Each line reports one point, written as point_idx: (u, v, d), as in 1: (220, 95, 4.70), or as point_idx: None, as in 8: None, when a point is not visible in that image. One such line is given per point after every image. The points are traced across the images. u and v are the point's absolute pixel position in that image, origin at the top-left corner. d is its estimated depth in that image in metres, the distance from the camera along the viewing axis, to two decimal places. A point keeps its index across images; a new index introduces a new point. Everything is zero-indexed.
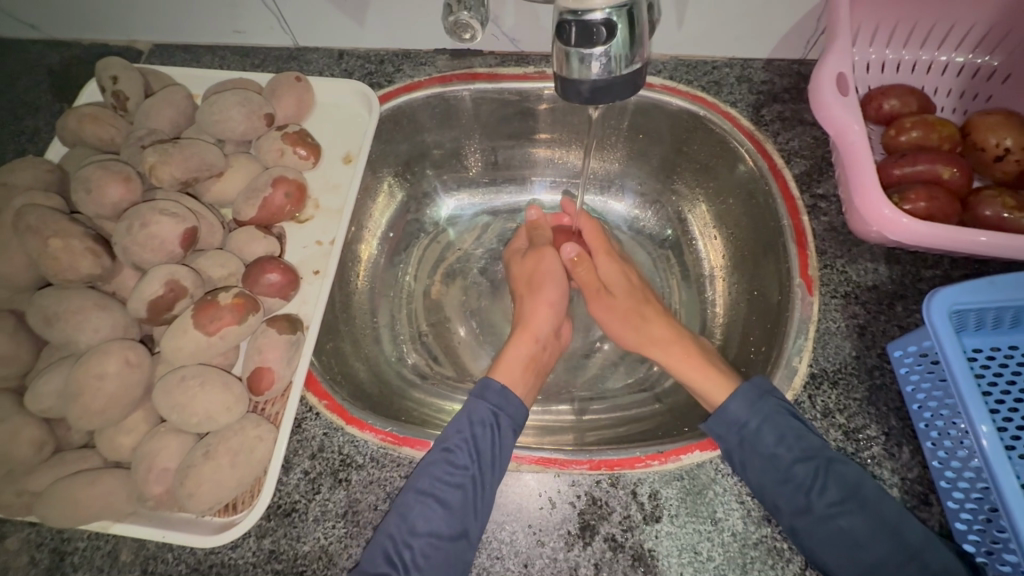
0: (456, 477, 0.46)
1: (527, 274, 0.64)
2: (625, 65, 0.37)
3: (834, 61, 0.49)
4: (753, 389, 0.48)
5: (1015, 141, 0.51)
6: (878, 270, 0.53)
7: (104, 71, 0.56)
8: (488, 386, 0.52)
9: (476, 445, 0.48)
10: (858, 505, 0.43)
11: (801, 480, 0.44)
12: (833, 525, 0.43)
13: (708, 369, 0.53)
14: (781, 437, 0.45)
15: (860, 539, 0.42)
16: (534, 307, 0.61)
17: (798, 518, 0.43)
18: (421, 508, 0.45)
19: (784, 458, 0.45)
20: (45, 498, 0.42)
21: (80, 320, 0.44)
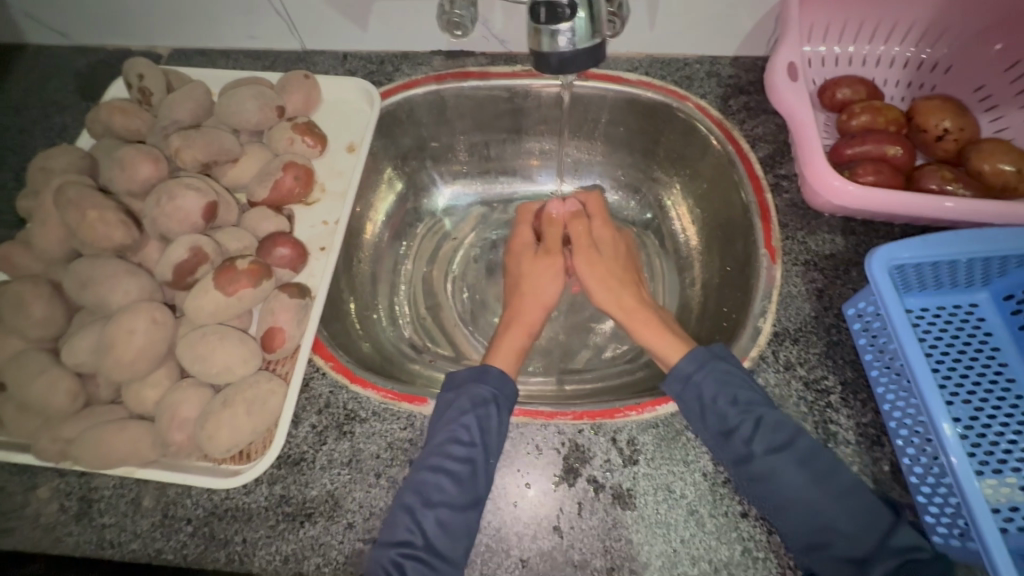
0: (464, 452, 0.48)
1: (523, 271, 0.67)
2: (588, 41, 0.42)
3: (785, 53, 0.56)
4: (694, 359, 0.52)
5: (952, 122, 0.57)
6: (835, 240, 0.58)
7: (131, 69, 0.62)
8: (487, 371, 0.54)
9: (480, 425, 0.50)
10: (792, 448, 0.47)
11: (740, 432, 0.48)
12: (770, 472, 0.46)
13: (670, 341, 0.58)
14: (723, 392, 0.49)
15: (796, 484, 0.45)
16: (531, 299, 0.65)
17: (742, 465, 0.47)
18: (430, 482, 0.47)
19: (729, 415, 0.48)
20: (78, 443, 0.47)
21: (112, 283, 0.49)
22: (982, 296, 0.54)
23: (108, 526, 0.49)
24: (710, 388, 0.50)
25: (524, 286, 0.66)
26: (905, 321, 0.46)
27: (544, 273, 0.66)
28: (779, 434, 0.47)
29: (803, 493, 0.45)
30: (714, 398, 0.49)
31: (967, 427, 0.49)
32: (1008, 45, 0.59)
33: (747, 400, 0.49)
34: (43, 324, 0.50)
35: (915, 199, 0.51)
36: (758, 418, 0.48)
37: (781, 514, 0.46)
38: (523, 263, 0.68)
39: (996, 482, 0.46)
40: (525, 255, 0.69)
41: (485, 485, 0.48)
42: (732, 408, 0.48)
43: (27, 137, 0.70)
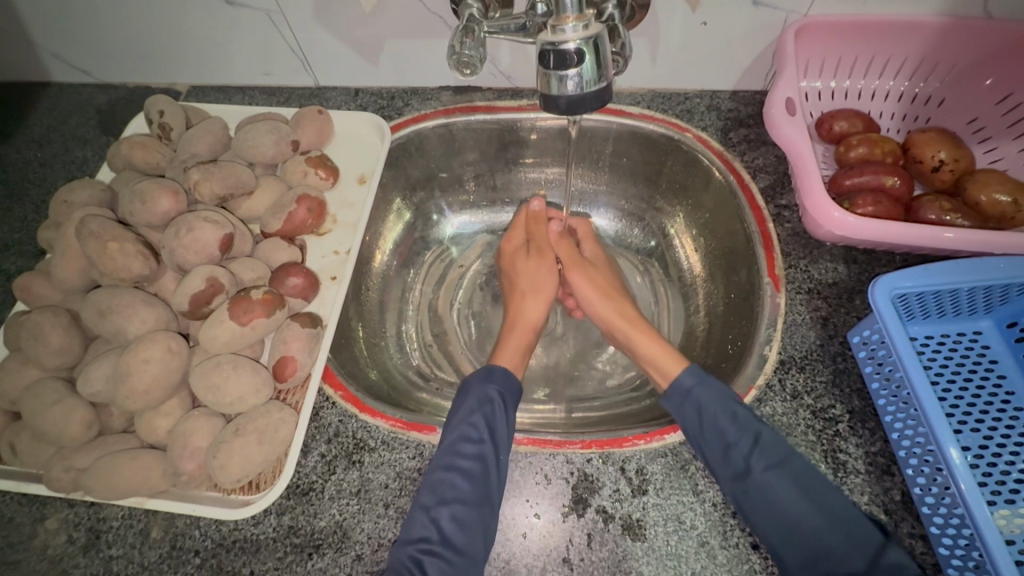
0: (473, 449, 0.49)
1: (524, 272, 0.71)
2: (595, 84, 0.44)
3: (782, 88, 0.58)
4: (695, 373, 0.54)
5: (947, 153, 0.59)
6: (838, 268, 0.59)
7: (152, 106, 0.64)
8: (493, 370, 0.57)
9: (489, 423, 0.52)
10: (787, 463, 0.47)
11: (738, 447, 0.48)
12: (769, 488, 0.46)
13: (666, 353, 0.59)
14: (723, 406, 0.50)
15: (792, 502, 0.46)
16: (530, 298, 0.69)
17: (740, 483, 0.47)
18: (446, 481, 0.48)
19: (729, 432, 0.49)
20: (90, 472, 0.47)
21: (130, 313, 0.50)
22: (986, 324, 0.55)
23: (115, 558, 0.49)
24: (710, 404, 0.51)
25: (524, 287, 0.70)
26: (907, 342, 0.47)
27: (540, 270, 0.70)
28: (776, 450, 0.48)
29: (801, 513, 0.45)
30: (713, 411, 0.50)
31: (976, 455, 0.49)
32: (998, 79, 0.61)
33: (745, 417, 0.50)
34: (60, 353, 0.51)
35: (914, 228, 0.52)
36: (756, 432, 0.49)
37: (781, 532, 0.45)
38: (522, 264, 0.71)
39: (1009, 512, 0.46)
40: (524, 258, 0.72)
41: (496, 486, 0.49)
42: (731, 423, 0.49)
43: (49, 170, 0.72)
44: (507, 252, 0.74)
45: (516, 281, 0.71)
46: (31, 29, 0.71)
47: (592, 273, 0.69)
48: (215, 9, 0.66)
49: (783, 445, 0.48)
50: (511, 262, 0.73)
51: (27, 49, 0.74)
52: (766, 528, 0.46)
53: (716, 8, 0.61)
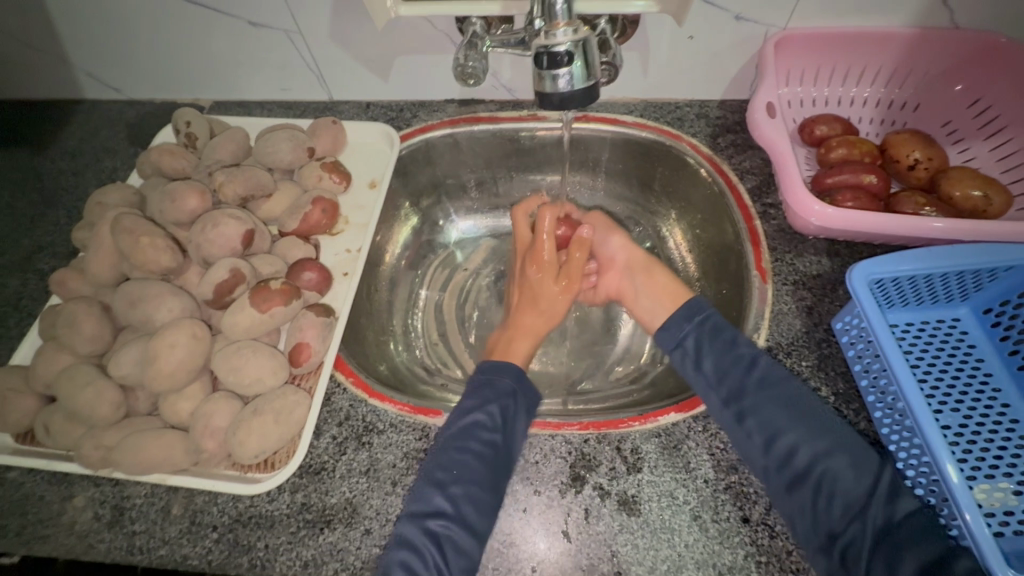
0: (489, 436, 0.53)
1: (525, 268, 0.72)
2: (584, 82, 0.48)
3: (764, 93, 0.62)
4: (697, 304, 0.61)
5: (921, 153, 0.63)
6: (822, 261, 0.62)
7: (180, 117, 0.70)
8: (507, 366, 0.60)
9: (504, 415, 0.55)
10: (780, 385, 0.53)
11: (735, 370, 0.54)
12: (761, 404, 0.52)
13: (676, 287, 0.67)
14: (723, 333, 0.57)
15: (784, 420, 0.51)
16: (533, 301, 0.70)
17: (739, 404, 0.53)
18: (460, 461, 0.52)
19: (727, 354, 0.55)
20: (119, 449, 0.50)
21: (158, 302, 0.54)
22: (963, 312, 0.58)
23: (138, 533, 0.52)
24: (708, 334, 0.58)
25: (527, 289, 0.70)
26: (890, 335, 0.50)
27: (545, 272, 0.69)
28: (771, 374, 0.54)
29: (792, 430, 0.51)
30: (712, 341, 0.57)
31: (955, 434, 0.51)
32: (968, 85, 0.65)
33: (743, 340, 0.56)
34: (93, 340, 0.55)
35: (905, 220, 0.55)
36: (752, 357, 0.55)
37: (773, 449, 0.50)
38: (522, 255, 0.74)
39: (989, 486, 0.48)
40: (524, 249, 0.74)
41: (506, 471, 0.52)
42: (733, 347, 0.56)
43: (81, 179, 0.77)
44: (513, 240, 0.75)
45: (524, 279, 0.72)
46: (69, 50, 0.78)
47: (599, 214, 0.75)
48: (239, 30, 0.72)
49: (779, 368, 0.54)
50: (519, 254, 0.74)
51: (63, 69, 0.80)
52: (760, 446, 0.51)
53: (701, 23, 0.65)
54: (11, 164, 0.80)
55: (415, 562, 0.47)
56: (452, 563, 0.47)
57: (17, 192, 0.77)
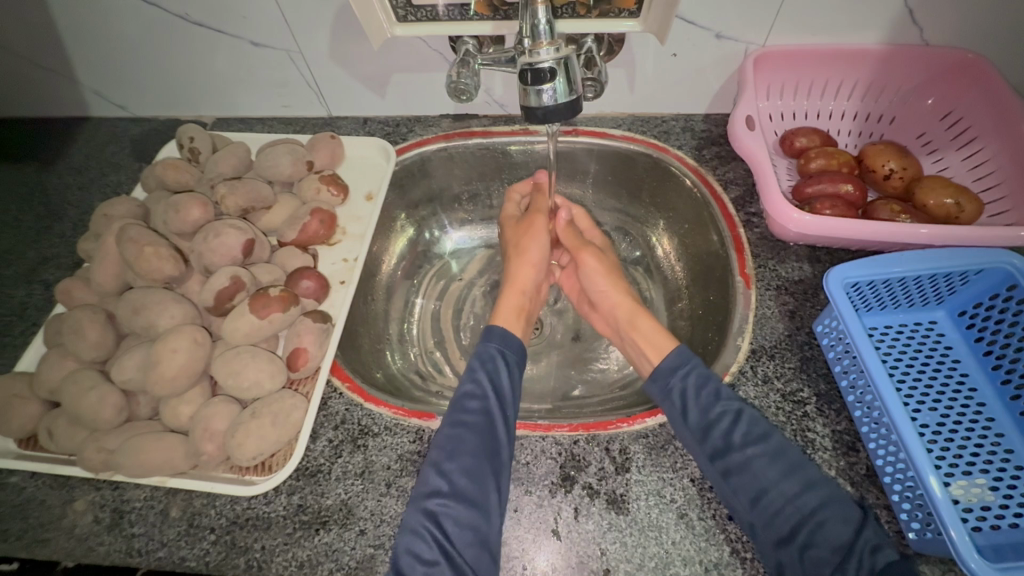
0: (476, 407, 0.56)
1: (515, 239, 0.75)
2: (567, 96, 0.51)
3: (744, 106, 0.65)
4: (681, 354, 0.58)
5: (896, 163, 0.65)
6: (803, 268, 0.64)
7: (183, 133, 0.72)
8: (492, 331, 0.63)
9: (492, 380, 0.58)
10: (766, 439, 0.51)
11: (719, 425, 0.52)
12: (747, 457, 0.50)
13: (660, 333, 0.63)
14: (707, 385, 0.54)
15: (771, 475, 0.49)
16: (520, 263, 0.72)
17: (724, 460, 0.50)
18: (454, 436, 0.53)
19: (710, 409, 0.53)
20: (120, 452, 0.52)
21: (160, 309, 0.56)
22: (940, 314, 0.60)
23: (137, 535, 0.53)
24: (692, 385, 0.55)
25: (514, 252, 0.74)
26: (872, 350, 0.50)
27: (535, 237, 0.73)
28: (755, 428, 0.51)
29: (780, 484, 0.48)
30: (693, 390, 0.55)
31: (933, 432, 0.53)
32: (939, 99, 0.68)
33: (727, 394, 0.54)
34: (96, 346, 0.56)
35: (893, 229, 0.57)
36: (736, 412, 0.52)
37: (759, 505, 0.48)
38: (512, 232, 0.76)
39: (966, 482, 0.49)
40: (512, 225, 0.77)
41: (504, 436, 0.54)
42: (714, 401, 0.53)
43: (86, 193, 0.79)
44: (502, 220, 0.79)
45: (509, 245, 0.76)
46: (77, 70, 0.81)
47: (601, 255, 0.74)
48: (241, 51, 0.75)
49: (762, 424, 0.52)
50: (507, 231, 0.77)
51: (71, 87, 0.83)
52: (745, 502, 0.49)
53: (683, 41, 0.69)
54: (18, 179, 0.83)
55: (418, 544, 0.47)
56: (455, 538, 0.48)
57: (24, 205, 0.79)
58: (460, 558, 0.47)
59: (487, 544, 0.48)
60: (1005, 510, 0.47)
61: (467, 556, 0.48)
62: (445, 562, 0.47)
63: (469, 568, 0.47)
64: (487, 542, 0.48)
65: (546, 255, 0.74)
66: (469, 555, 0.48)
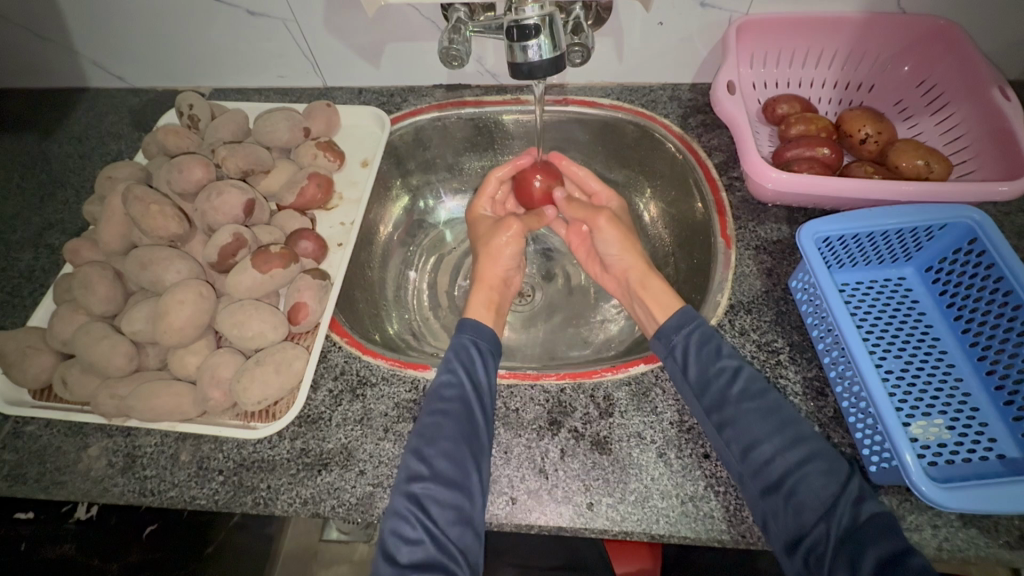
0: (452, 392, 0.55)
1: (484, 236, 0.73)
2: (551, 53, 0.53)
3: (725, 72, 0.67)
4: (685, 314, 0.59)
5: (872, 128, 0.68)
6: (782, 229, 0.67)
7: (183, 100, 0.74)
8: (464, 323, 0.61)
9: (466, 369, 0.57)
10: (764, 394, 0.52)
11: (718, 380, 0.53)
12: (744, 409, 0.52)
13: (667, 293, 0.64)
14: (709, 345, 0.56)
15: (762, 429, 0.50)
16: (486, 261, 0.70)
17: (715, 413, 0.53)
18: (431, 423, 0.53)
19: (710, 366, 0.54)
20: (131, 397, 0.55)
21: (167, 264, 0.59)
22: (908, 271, 0.63)
23: (149, 477, 0.56)
24: (694, 342, 0.56)
25: (481, 250, 0.71)
26: (842, 308, 0.53)
27: (504, 238, 0.70)
28: (754, 383, 0.53)
29: (763, 430, 0.50)
30: (695, 348, 0.56)
31: (898, 377, 0.56)
32: (915, 66, 0.71)
33: (729, 351, 0.56)
34: (106, 300, 0.59)
35: (867, 184, 0.60)
36: (736, 368, 0.54)
37: (749, 456, 0.50)
38: (484, 229, 0.74)
39: (925, 423, 0.53)
40: (484, 223, 0.76)
41: (481, 421, 0.54)
42: (717, 358, 0.55)
43: (88, 161, 0.81)
44: (472, 216, 0.77)
45: (478, 242, 0.73)
46: (76, 40, 0.82)
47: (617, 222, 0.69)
48: (238, 21, 0.77)
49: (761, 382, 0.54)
50: (478, 229, 0.76)
51: (71, 58, 0.85)
52: (737, 454, 0.50)
53: (669, 10, 0.71)
54: (21, 149, 0.84)
55: (401, 525, 0.48)
56: (438, 518, 0.49)
57: (27, 174, 0.81)
58: (445, 536, 0.48)
59: (470, 523, 0.49)
60: (959, 446, 0.51)
61: (451, 537, 0.48)
62: (430, 541, 0.48)
63: (454, 546, 0.48)
64: (469, 521, 0.49)
65: (518, 258, 0.72)
66: (454, 534, 0.49)
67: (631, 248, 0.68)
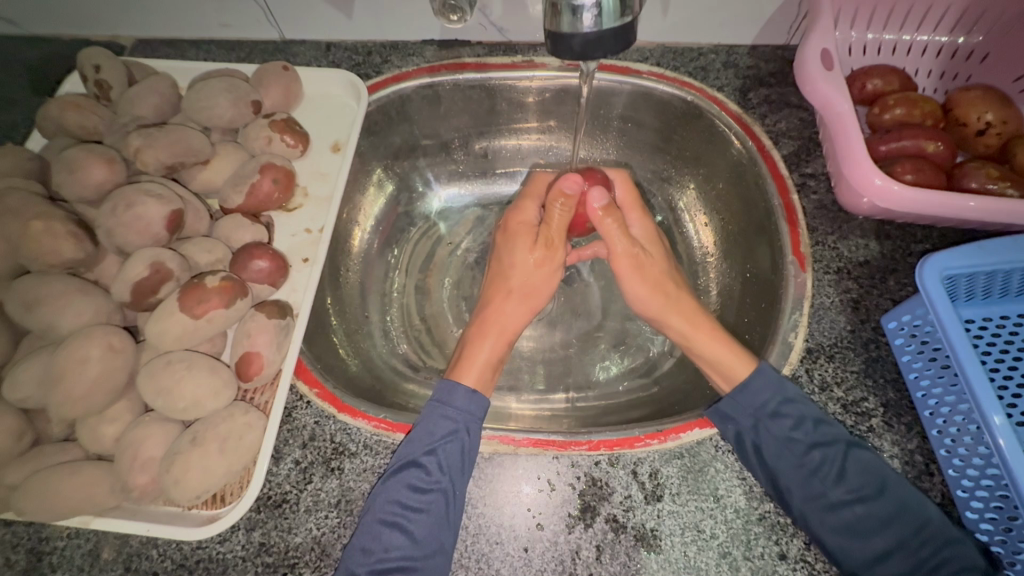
0: (427, 495, 0.43)
1: (517, 264, 0.55)
2: (615, 20, 0.38)
3: (818, 38, 0.51)
4: (767, 379, 0.46)
5: (995, 115, 0.53)
6: (869, 246, 0.53)
7: (86, 60, 0.55)
8: (454, 390, 0.48)
9: (445, 460, 0.44)
10: (881, 495, 0.42)
11: (824, 468, 0.43)
12: (849, 512, 0.42)
13: (732, 351, 0.50)
14: (800, 424, 0.45)
15: (879, 529, 0.42)
16: (508, 304, 0.55)
17: (809, 503, 0.42)
18: (382, 535, 0.42)
19: (805, 447, 0.44)
20: (24, 489, 0.41)
21: (62, 304, 0.43)
22: None
23: None
24: (782, 419, 0.45)
25: (507, 286, 0.55)
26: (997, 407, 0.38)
27: (538, 274, 0.55)
28: (868, 477, 0.43)
29: (881, 537, 0.42)
30: (786, 432, 0.44)
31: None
32: None
33: (828, 429, 0.45)
34: None
35: (1010, 203, 0.45)
36: (840, 455, 0.43)
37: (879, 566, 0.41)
38: (521, 250, 0.55)
39: None
40: (524, 241, 0.55)
41: (452, 534, 0.43)
42: (811, 442, 0.44)
43: None
44: (508, 224, 0.57)
45: (505, 270, 0.55)
46: None
47: (648, 260, 0.55)
48: None
49: (871, 459, 0.43)
50: (515, 243, 0.55)
51: None
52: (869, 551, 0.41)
53: None
54: None
55: None
56: None
57: None
58: None
59: None
60: None
61: None
62: None
63: None
64: None
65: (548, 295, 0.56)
66: None
67: (663, 297, 0.54)
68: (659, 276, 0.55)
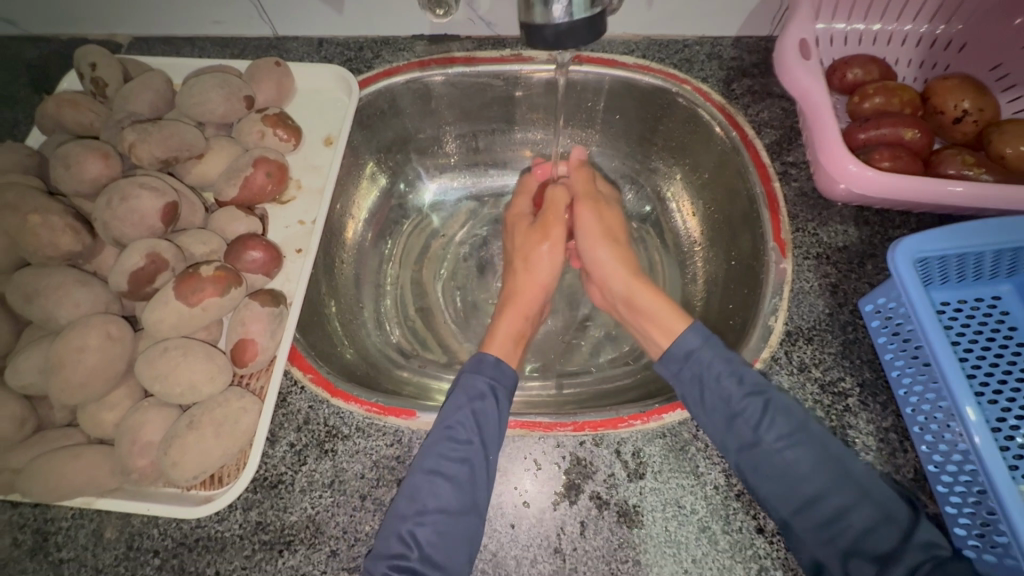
0: (460, 452, 0.45)
1: (522, 248, 0.61)
2: (585, 10, 0.40)
3: (797, 28, 0.52)
4: (698, 332, 0.49)
5: (971, 102, 0.54)
6: (848, 231, 0.54)
7: (82, 58, 0.57)
8: (483, 360, 0.51)
9: (477, 420, 0.46)
10: (806, 440, 0.43)
11: (744, 416, 0.45)
12: (778, 457, 0.43)
13: (670, 308, 0.53)
14: (728, 372, 0.46)
15: (808, 473, 0.42)
16: (525, 280, 0.59)
17: (743, 453, 0.44)
18: (428, 487, 0.44)
19: (735, 397, 0.45)
20: (28, 471, 0.42)
21: (61, 295, 0.45)
22: (1006, 288, 0.50)
23: (65, 561, 0.45)
24: (715, 366, 0.47)
25: (517, 263, 0.61)
26: (953, 358, 0.41)
27: (542, 251, 0.59)
28: (789, 422, 0.44)
29: (807, 482, 0.42)
30: (716, 378, 0.46)
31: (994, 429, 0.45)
32: None
33: (752, 379, 0.46)
34: None
35: (982, 188, 0.47)
36: (764, 404, 0.45)
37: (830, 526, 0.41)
38: (520, 236, 0.62)
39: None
40: (520, 226, 0.63)
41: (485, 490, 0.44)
42: (738, 390, 0.46)
43: None
44: (509, 220, 0.65)
45: (515, 253, 0.62)
46: None
47: (603, 210, 0.61)
48: None
49: (792, 407, 0.45)
50: (517, 232, 0.64)
51: None
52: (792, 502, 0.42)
53: None
54: None
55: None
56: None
57: None
58: None
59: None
60: None
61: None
62: None
63: None
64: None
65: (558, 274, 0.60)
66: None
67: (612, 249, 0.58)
68: (611, 226, 0.60)
